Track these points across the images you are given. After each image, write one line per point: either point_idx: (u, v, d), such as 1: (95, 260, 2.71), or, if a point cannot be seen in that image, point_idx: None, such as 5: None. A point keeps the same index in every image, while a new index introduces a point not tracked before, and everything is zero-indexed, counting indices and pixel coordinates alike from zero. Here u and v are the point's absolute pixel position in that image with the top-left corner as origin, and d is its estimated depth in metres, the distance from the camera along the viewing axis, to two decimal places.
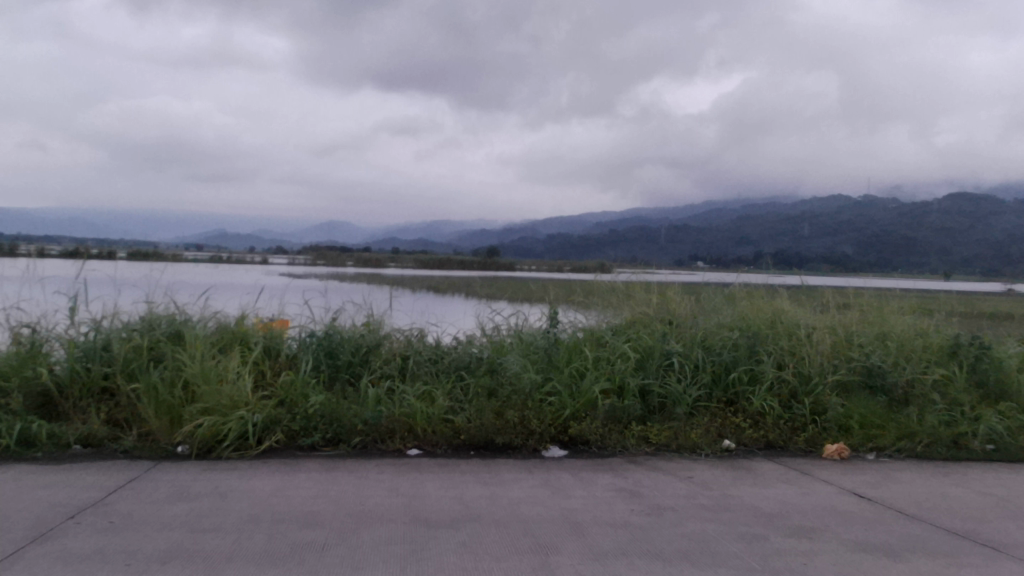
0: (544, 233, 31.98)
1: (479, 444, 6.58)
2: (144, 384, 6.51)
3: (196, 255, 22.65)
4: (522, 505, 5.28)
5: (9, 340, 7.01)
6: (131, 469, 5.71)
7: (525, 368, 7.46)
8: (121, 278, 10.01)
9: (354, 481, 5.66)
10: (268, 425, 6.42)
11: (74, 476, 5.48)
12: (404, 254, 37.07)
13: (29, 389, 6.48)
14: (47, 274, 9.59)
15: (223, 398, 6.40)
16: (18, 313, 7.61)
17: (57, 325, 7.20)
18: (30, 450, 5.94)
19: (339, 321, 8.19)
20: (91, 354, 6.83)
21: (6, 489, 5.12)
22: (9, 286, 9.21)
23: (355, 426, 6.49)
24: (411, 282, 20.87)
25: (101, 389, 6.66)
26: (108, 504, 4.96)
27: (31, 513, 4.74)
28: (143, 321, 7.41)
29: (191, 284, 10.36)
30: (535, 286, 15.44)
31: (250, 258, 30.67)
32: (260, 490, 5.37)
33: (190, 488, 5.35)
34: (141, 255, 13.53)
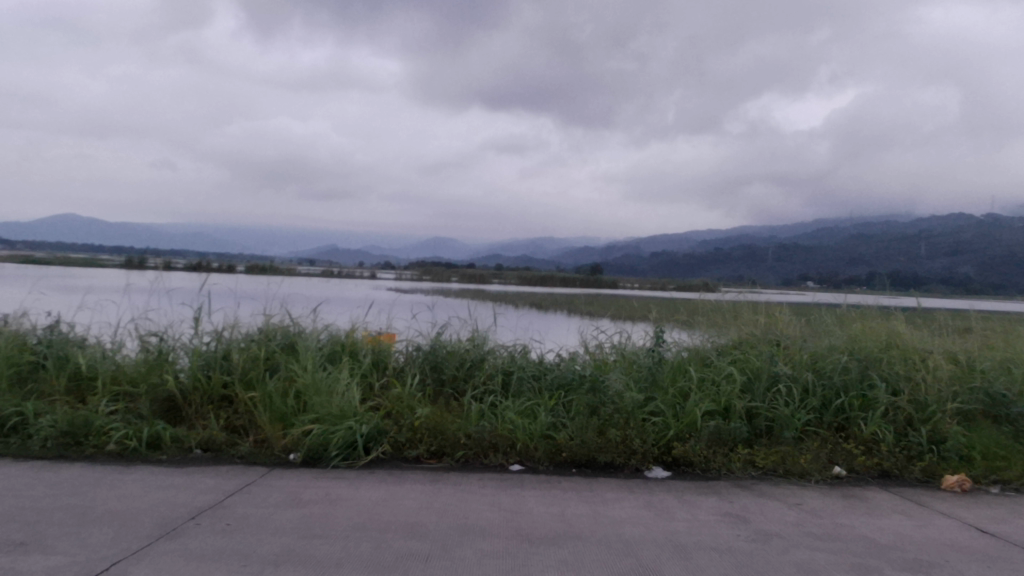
0: (648, 251, 31.70)
1: (581, 462, 6.57)
2: (260, 393, 6.79)
3: (309, 270, 23.44)
4: (625, 525, 5.24)
5: (139, 347, 7.44)
6: (247, 474, 5.96)
7: (628, 387, 7.41)
8: (240, 291, 10.47)
9: (457, 494, 5.75)
10: (376, 436, 6.59)
11: (195, 478, 5.76)
12: (507, 270, 37.41)
13: (156, 395, 6.85)
14: (173, 287, 10.12)
15: (333, 408, 6.61)
16: (147, 322, 8.07)
17: (183, 334, 7.60)
18: (155, 452, 6.28)
19: (445, 335, 8.34)
20: (212, 362, 7.18)
21: (134, 488, 5.42)
22: (139, 298, 9.77)
23: (458, 439, 6.60)
24: (514, 299, 21.03)
25: (220, 396, 6.98)
26: (226, 507, 5.20)
27: (157, 512, 5.01)
28: (261, 333, 7.75)
29: (304, 298, 10.74)
30: (638, 304, 15.29)
31: (358, 273, 31.53)
32: (368, 500, 5.52)
33: (302, 495, 5.55)
34: (258, 268, 14.11)
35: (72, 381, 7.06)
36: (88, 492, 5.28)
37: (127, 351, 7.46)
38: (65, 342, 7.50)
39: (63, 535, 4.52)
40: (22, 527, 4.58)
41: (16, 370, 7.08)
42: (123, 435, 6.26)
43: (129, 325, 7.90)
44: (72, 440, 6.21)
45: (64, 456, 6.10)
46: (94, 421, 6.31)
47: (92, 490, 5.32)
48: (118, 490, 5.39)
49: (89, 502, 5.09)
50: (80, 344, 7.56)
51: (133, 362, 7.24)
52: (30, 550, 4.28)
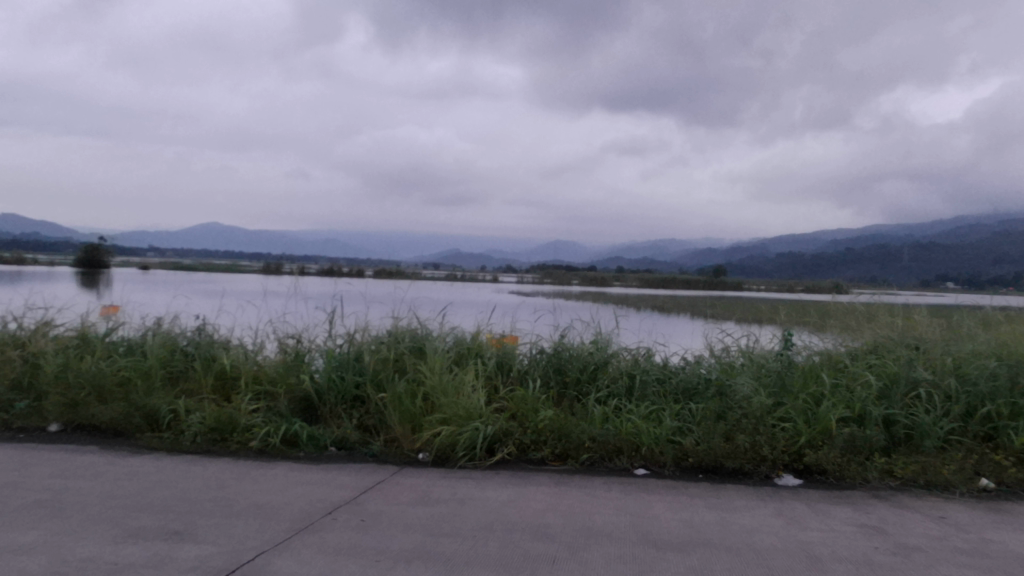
0: (775, 251, 30.75)
1: (708, 468, 6.46)
2: (390, 394, 7.00)
3: (434, 274, 23.91)
4: (755, 533, 5.11)
5: (278, 349, 7.80)
6: (379, 472, 6.16)
7: (756, 391, 7.21)
8: (369, 294, 10.80)
9: (582, 497, 5.75)
10: (501, 437, 6.68)
11: (331, 475, 6.00)
12: (629, 272, 37.05)
13: (294, 394, 7.17)
14: (308, 291, 10.55)
15: (460, 410, 6.74)
16: (284, 324, 8.45)
17: (318, 337, 7.92)
18: (293, 449, 6.57)
19: (568, 338, 8.36)
20: (345, 364, 7.45)
21: (275, 484, 5.70)
22: (277, 301, 10.24)
23: (583, 442, 6.60)
24: (636, 301, 20.81)
25: (353, 396, 7.23)
26: (360, 503, 5.39)
27: (297, 506, 5.24)
28: (390, 335, 7.98)
29: (430, 300, 10.99)
30: (766, 306, 14.85)
31: (480, 277, 31.97)
32: (494, 500, 5.60)
33: (431, 493, 5.69)
34: (386, 272, 14.51)
35: (217, 381, 7.47)
36: (234, 486, 5.58)
37: (267, 352, 7.84)
38: (211, 343, 7.94)
39: (213, 525, 4.79)
40: (176, 516, 4.89)
41: (169, 370, 7.55)
42: (264, 433, 6.58)
43: (268, 328, 8.29)
44: (219, 437, 6.58)
45: (212, 451, 6.47)
46: (238, 419, 6.66)
47: (238, 484, 5.62)
48: (261, 484, 5.67)
49: (235, 495, 5.38)
50: (225, 345, 7.98)
51: (272, 362, 7.60)
52: (184, 538, 4.56)
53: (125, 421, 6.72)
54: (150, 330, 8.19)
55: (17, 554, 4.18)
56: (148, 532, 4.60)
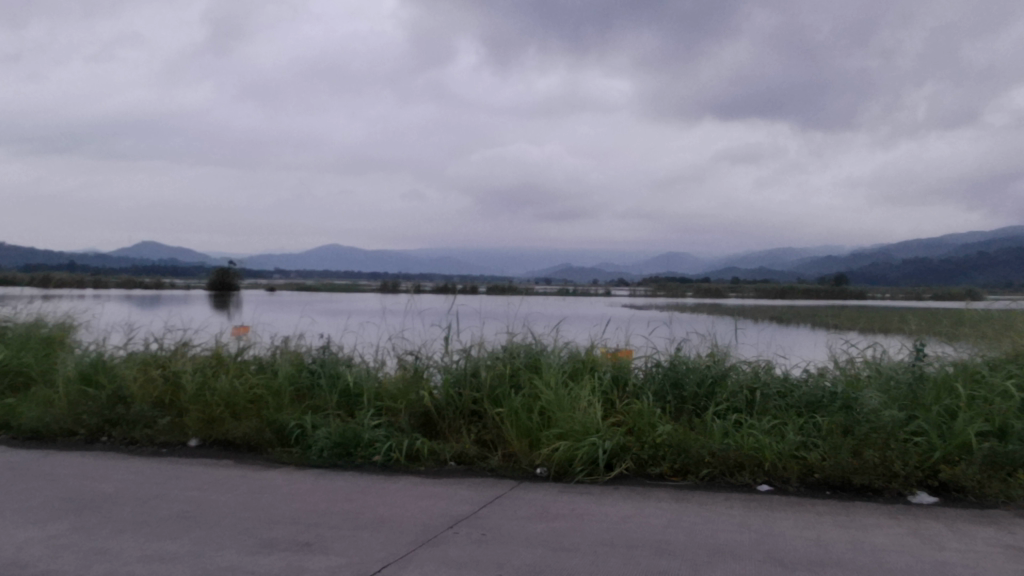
0: (901, 258, 29.39)
1: (836, 484, 6.23)
2: (507, 409, 7.07)
3: (548, 287, 23.95)
4: (888, 553, 4.89)
5: (397, 365, 7.99)
6: (498, 486, 6.23)
7: (885, 405, 6.90)
8: (484, 310, 10.93)
9: (704, 514, 5.65)
10: (619, 452, 6.64)
11: (451, 489, 6.11)
12: (745, 282, 36.15)
13: (414, 410, 7.34)
14: (425, 307, 10.76)
15: (577, 424, 6.73)
16: (403, 341, 8.65)
17: (436, 353, 8.07)
18: (415, 463, 6.72)
19: (684, 351, 8.22)
20: (462, 380, 7.57)
21: (397, 497, 5.84)
22: (396, 319, 10.50)
23: (703, 457, 6.47)
24: (755, 312, 20.26)
25: (471, 411, 7.34)
26: (480, 517, 5.46)
27: (420, 520, 5.36)
28: (506, 351, 8.06)
29: (544, 315, 11.02)
30: (894, 314, 14.19)
31: (593, 290, 31.87)
32: (614, 516, 5.56)
33: (550, 508, 5.70)
34: (500, 287, 14.66)
35: (341, 397, 7.72)
36: (359, 499, 5.75)
37: (387, 369, 8.04)
38: (335, 361, 8.21)
39: (342, 537, 4.96)
40: (306, 528, 5.08)
41: (296, 387, 7.85)
42: (387, 447, 6.76)
43: (388, 345, 8.50)
44: (344, 451, 6.81)
45: (338, 465, 6.69)
46: (362, 434, 6.87)
47: (363, 498, 5.79)
48: (384, 498, 5.82)
49: (361, 508, 5.54)
50: (348, 362, 8.24)
51: (393, 379, 7.80)
52: (314, 549, 4.73)
53: (257, 436, 7.04)
54: (278, 349, 8.54)
55: (164, 562, 4.43)
56: (282, 543, 4.80)
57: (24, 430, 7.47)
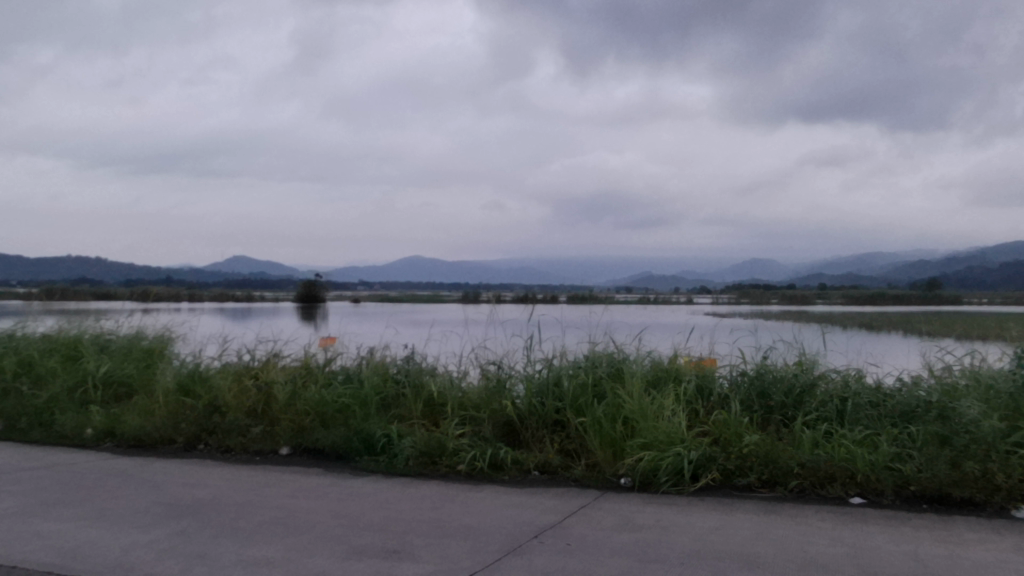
0: (999, 262, 28.14)
1: (933, 497, 6.00)
2: (590, 418, 7.04)
3: (628, 295, 23.74)
4: (991, 569, 4.69)
5: (480, 375, 8.05)
6: (582, 496, 6.21)
7: (985, 414, 6.60)
8: (565, 319, 10.91)
9: (794, 526, 5.51)
10: (705, 463, 6.53)
11: (535, 499, 6.12)
12: (832, 288, 35.15)
13: (497, 419, 7.39)
14: (506, 317, 10.81)
15: (661, 434, 6.66)
16: (485, 351, 8.70)
17: (517, 362, 8.09)
18: (499, 472, 6.76)
19: (771, 360, 8.04)
20: (544, 389, 7.58)
21: (483, 506, 5.88)
22: (478, 329, 10.57)
23: (792, 469, 6.32)
24: (844, 319, 19.67)
25: (554, 421, 7.34)
26: (565, 527, 5.45)
27: (505, 529, 5.38)
28: (587, 360, 8.03)
29: (626, 324, 10.94)
30: (993, 321, 13.57)
31: (674, 298, 31.50)
32: (700, 527, 5.48)
33: (636, 519, 5.66)
34: (581, 296, 14.62)
35: (426, 407, 7.82)
36: (445, 507, 5.82)
37: (470, 379, 8.10)
38: (419, 371, 8.32)
39: (429, 545, 5.02)
40: (395, 536, 5.16)
41: (382, 397, 7.99)
42: (471, 457, 6.82)
43: (471, 355, 8.56)
44: (430, 460, 6.90)
45: (424, 473, 6.78)
46: (447, 443, 6.95)
47: (448, 506, 5.85)
48: (469, 507, 5.87)
49: (447, 516, 5.60)
50: (431, 372, 8.33)
51: (475, 389, 7.85)
52: (401, 557, 4.80)
53: (345, 445, 7.20)
54: (364, 359, 8.70)
55: (258, 566, 4.56)
56: (371, 550, 4.89)
57: (127, 438, 7.81)
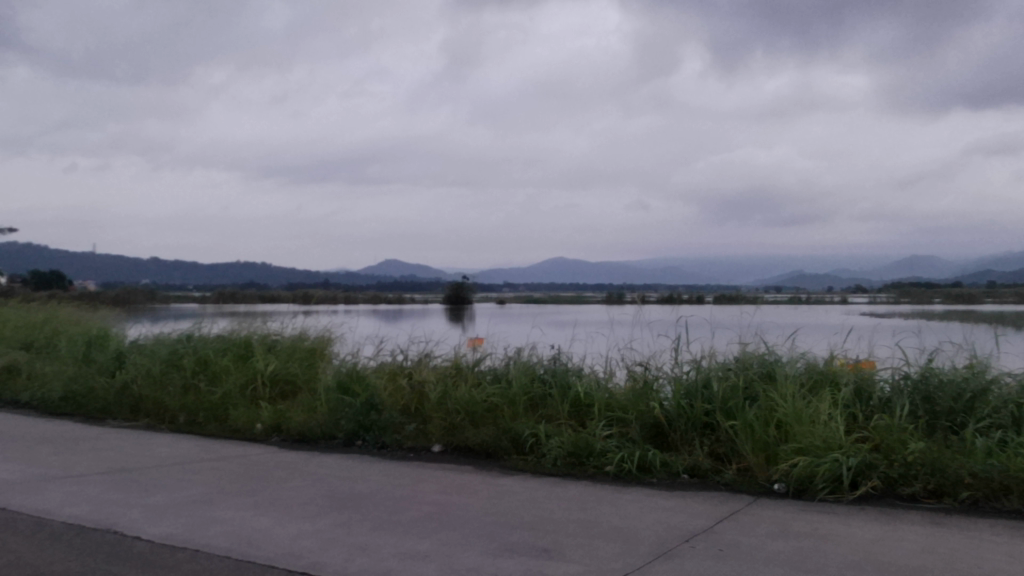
0: None
1: None
2: (741, 421, 6.87)
3: (779, 294, 22.87)
4: None
5: (627, 376, 8.01)
6: (734, 502, 6.07)
7: None
8: (715, 320, 10.64)
9: (965, 540, 5.18)
10: (865, 470, 6.23)
11: (685, 503, 6.03)
12: (1003, 285, 32.68)
13: (645, 420, 7.34)
14: (653, 317, 10.66)
15: (817, 439, 6.42)
16: (632, 352, 8.63)
17: (665, 363, 7.97)
18: (647, 474, 6.72)
19: (937, 362, 7.57)
20: (693, 391, 7.45)
21: (632, 508, 5.86)
22: (625, 330, 10.49)
23: (961, 478, 5.94)
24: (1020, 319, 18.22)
25: (703, 423, 7.21)
26: (717, 532, 5.34)
27: (654, 532, 5.33)
28: (738, 361, 7.83)
29: (778, 325, 10.56)
30: None
31: (827, 298, 30.18)
32: (861, 537, 5.24)
33: (791, 527, 5.47)
34: (730, 295, 14.25)
35: (573, 407, 7.86)
36: (594, 508, 5.83)
37: (617, 380, 8.06)
38: (565, 371, 8.35)
39: (579, 545, 5.04)
40: (545, 535, 5.21)
41: (530, 396, 8.08)
42: (619, 458, 6.81)
43: (617, 356, 8.50)
44: (577, 461, 6.95)
45: (572, 474, 6.84)
46: (595, 444, 6.97)
47: (597, 507, 5.86)
48: (618, 508, 5.86)
49: (596, 517, 5.61)
50: (578, 372, 8.35)
51: (623, 390, 7.81)
52: (552, 556, 4.84)
53: (495, 444, 7.36)
54: (511, 359, 8.81)
55: (416, 559, 4.72)
56: (522, 548, 4.96)
57: (293, 433, 8.29)
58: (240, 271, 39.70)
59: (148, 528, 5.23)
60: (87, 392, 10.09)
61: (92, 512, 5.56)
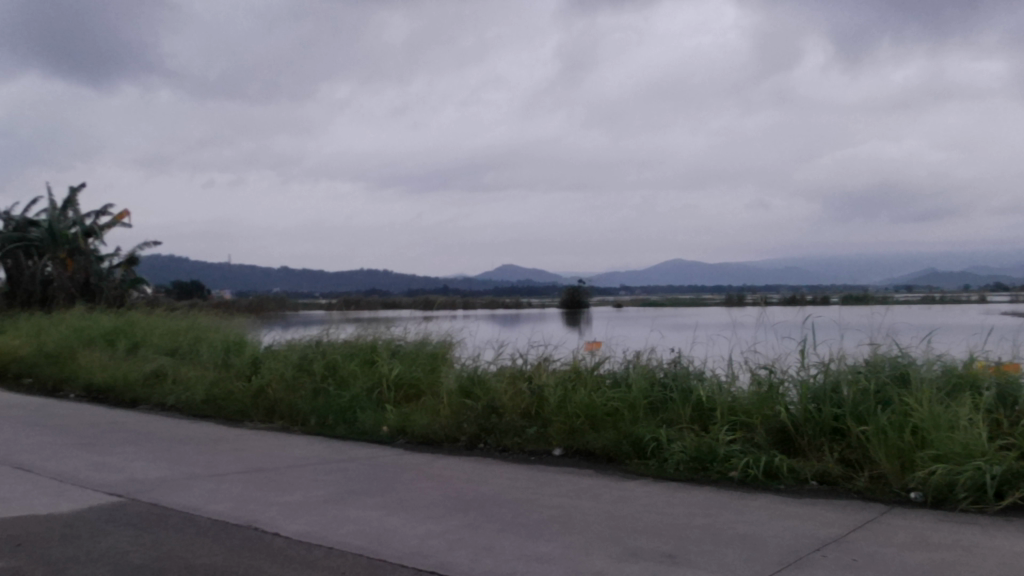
0: None
1: None
2: (873, 427, 6.59)
3: (913, 293, 21.70)
4: None
5: (750, 380, 7.82)
6: (868, 510, 5.83)
7: None
8: (843, 320, 10.23)
9: None
10: (1011, 479, 5.86)
11: (815, 510, 5.83)
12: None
13: (770, 425, 7.16)
14: (777, 318, 10.34)
15: (957, 446, 6.10)
16: (755, 355, 8.41)
17: (791, 366, 7.74)
18: (773, 481, 6.55)
19: None
20: (821, 395, 7.20)
21: (758, 515, 5.72)
22: (747, 333, 10.23)
23: None
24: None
25: (832, 429, 6.96)
26: (849, 542, 5.15)
27: (784, 540, 5.18)
28: (869, 364, 7.51)
29: (912, 325, 10.05)
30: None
31: (964, 296, 28.51)
32: (1009, 551, 4.94)
33: (931, 537, 5.21)
34: (860, 295, 13.65)
35: (695, 412, 7.72)
36: (719, 514, 5.72)
37: (741, 383, 7.87)
38: (686, 374, 8.22)
39: (705, 552, 4.95)
40: (670, 540, 5.15)
41: (651, 400, 8.00)
42: (744, 464, 6.66)
43: (740, 359, 8.30)
44: (701, 466, 6.84)
45: (695, 479, 6.74)
46: (718, 449, 6.84)
47: (722, 513, 5.75)
48: (745, 514, 5.73)
49: (722, 523, 5.51)
50: (699, 375, 8.20)
51: (746, 393, 7.64)
52: (677, 562, 4.78)
53: (616, 448, 7.34)
54: (631, 363, 8.74)
55: (541, 562, 4.76)
56: (647, 553, 4.92)
57: (417, 435, 8.50)
58: (362, 280, 40.92)
59: (285, 525, 5.47)
60: (227, 396, 10.64)
61: (234, 509, 5.86)
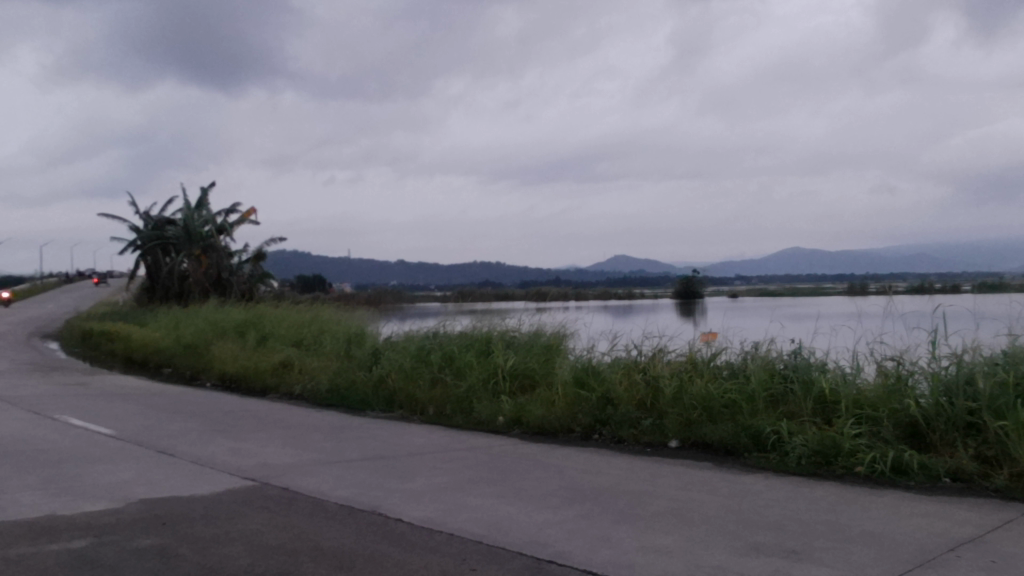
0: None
1: None
2: (1012, 422, 6.23)
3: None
4: None
5: (877, 372, 7.52)
6: (1007, 510, 5.51)
7: None
8: (978, 310, 9.67)
9: None
10: None
11: (948, 509, 5.56)
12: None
13: (899, 420, 6.87)
14: (906, 307, 9.87)
15: None
16: (882, 346, 8.07)
17: (921, 358, 7.39)
18: (902, 477, 6.29)
19: None
20: (954, 388, 6.85)
21: (887, 512, 5.50)
22: (873, 322, 9.81)
23: None
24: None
25: (967, 424, 6.62)
26: (987, 542, 4.89)
27: (915, 539, 4.96)
28: (1007, 356, 7.08)
29: None
30: None
31: None
32: None
33: None
34: (998, 284, 12.85)
35: (817, 404, 7.49)
36: (845, 510, 5.53)
37: (866, 375, 7.58)
38: (808, 366, 7.97)
39: (831, 548, 4.81)
40: (793, 536, 5.02)
41: (770, 393, 7.81)
42: (871, 459, 6.42)
43: (866, 350, 7.97)
44: (824, 460, 6.64)
45: (818, 473, 6.54)
46: (843, 443, 6.62)
47: (848, 509, 5.56)
48: (872, 511, 5.52)
49: (848, 520, 5.32)
50: (822, 367, 7.94)
51: (873, 386, 7.35)
52: (801, 558, 4.66)
53: (734, 440, 7.20)
54: (749, 354, 8.55)
55: (660, 554, 4.72)
56: (769, 548, 4.81)
57: (533, 426, 8.57)
58: (475, 272, 41.46)
59: (407, 511, 5.62)
60: (349, 385, 11.02)
61: (358, 495, 6.06)
